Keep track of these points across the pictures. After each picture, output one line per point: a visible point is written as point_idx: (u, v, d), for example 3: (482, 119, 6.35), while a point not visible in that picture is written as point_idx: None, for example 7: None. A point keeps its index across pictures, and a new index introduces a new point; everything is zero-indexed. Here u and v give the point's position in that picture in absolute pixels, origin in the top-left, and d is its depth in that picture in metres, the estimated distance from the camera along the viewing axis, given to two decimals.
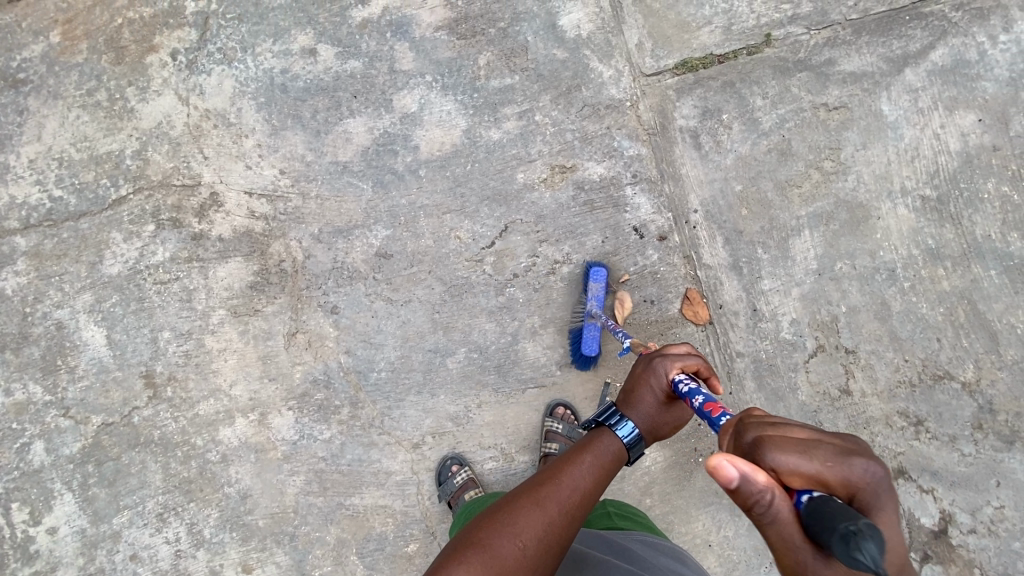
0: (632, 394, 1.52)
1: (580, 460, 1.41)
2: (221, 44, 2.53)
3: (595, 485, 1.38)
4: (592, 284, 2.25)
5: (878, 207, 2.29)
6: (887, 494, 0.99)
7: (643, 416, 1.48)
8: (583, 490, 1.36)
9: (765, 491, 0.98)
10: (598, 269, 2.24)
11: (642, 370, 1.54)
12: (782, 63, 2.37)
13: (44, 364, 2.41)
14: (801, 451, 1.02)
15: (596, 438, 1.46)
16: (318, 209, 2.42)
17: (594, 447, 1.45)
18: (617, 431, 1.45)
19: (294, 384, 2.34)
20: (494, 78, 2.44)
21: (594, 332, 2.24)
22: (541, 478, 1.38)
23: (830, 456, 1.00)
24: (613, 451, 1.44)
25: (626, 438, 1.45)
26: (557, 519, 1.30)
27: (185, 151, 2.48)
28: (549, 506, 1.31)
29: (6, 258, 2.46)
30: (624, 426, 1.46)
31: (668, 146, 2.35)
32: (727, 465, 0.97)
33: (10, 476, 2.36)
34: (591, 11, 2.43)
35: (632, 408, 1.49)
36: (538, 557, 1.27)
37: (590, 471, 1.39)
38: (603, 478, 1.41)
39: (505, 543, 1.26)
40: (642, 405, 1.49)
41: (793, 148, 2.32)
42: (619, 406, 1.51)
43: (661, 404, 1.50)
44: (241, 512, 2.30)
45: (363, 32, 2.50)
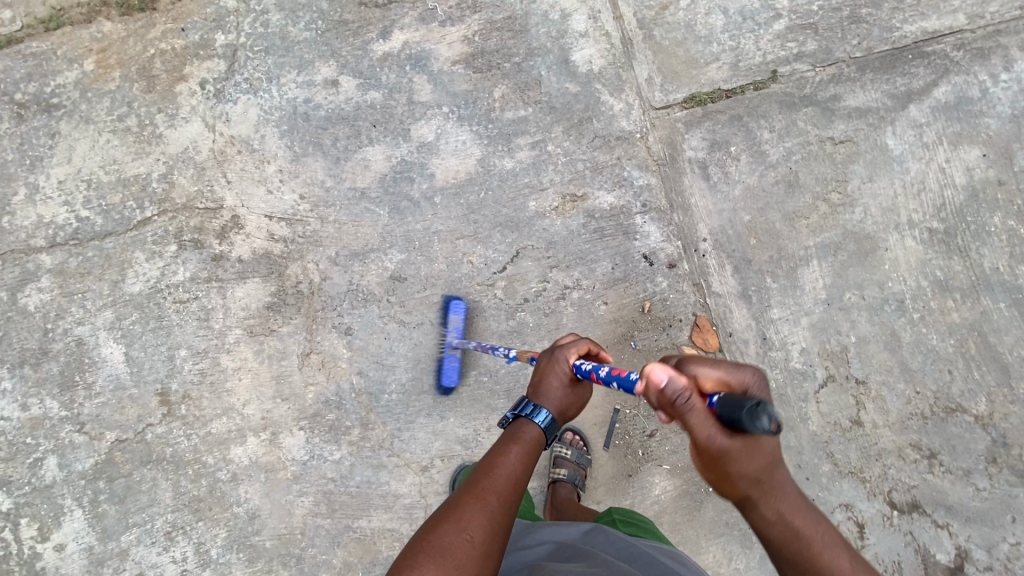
0: (540, 385, 1.61)
1: (507, 452, 1.48)
2: (248, 75, 2.64)
3: (525, 467, 1.45)
4: (452, 317, 2.38)
5: (886, 238, 2.32)
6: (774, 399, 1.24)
7: (554, 400, 1.57)
8: (515, 476, 1.42)
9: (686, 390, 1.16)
10: (457, 302, 2.37)
11: (544, 361, 1.64)
12: (788, 97, 2.44)
13: (62, 379, 2.46)
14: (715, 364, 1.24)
15: (518, 431, 1.53)
16: (335, 233, 2.48)
17: (517, 437, 1.53)
18: (536, 419, 1.53)
19: (306, 404, 2.36)
20: (509, 110, 2.53)
21: (453, 363, 2.36)
22: (474, 479, 1.41)
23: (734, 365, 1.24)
24: (534, 437, 1.52)
25: (545, 422, 1.53)
26: (498, 510, 1.34)
27: (210, 175, 2.58)
28: (489, 499, 1.35)
29: (32, 275, 2.54)
30: (541, 413, 1.54)
31: (677, 177, 2.40)
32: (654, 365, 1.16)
33: (21, 491, 2.39)
34: (602, 47, 2.53)
35: (542, 396, 1.58)
36: (488, 545, 1.29)
37: (519, 456, 1.47)
38: (531, 462, 1.49)
39: (453, 545, 1.26)
40: (549, 391, 1.59)
41: (800, 180, 2.37)
42: (529, 398, 1.59)
43: (566, 386, 1.62)
44: (248, 533, 2.29)
45: (384, 65, 2.61)
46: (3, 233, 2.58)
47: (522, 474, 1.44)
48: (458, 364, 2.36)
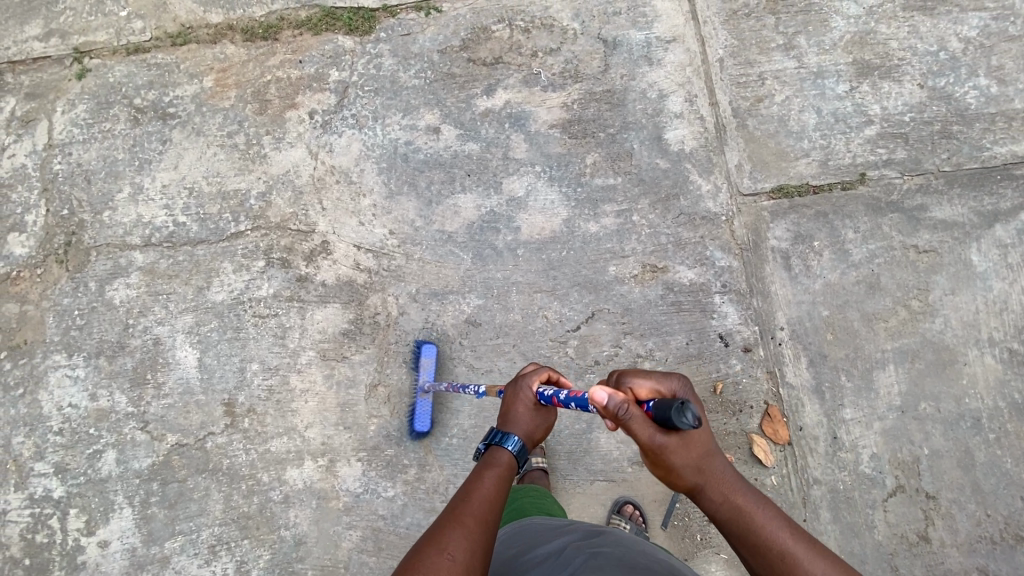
0: (507, 412, 1.66)
1: (482, 476, 1.54)
2: (355, 111, 2.80)
3: (499, 489, 1.51)
4: (424, 360, 2.39)
5: (965, 352, 2.32)
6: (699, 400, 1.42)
7: (521, 425, 1.63)
8: (490, 498, 1.47)
9: (625, 404, 1.38)
10: (428, 345, 2.40)
11: (508, 390, 1.71)
12: (875, 201, 2.50)
13: (134, 376, 2.52)
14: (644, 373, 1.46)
15: (490, 457, 1.59)
16: (418, 270, 2.56)
17: (491, 461, 1.58)
18: (505, 445, 1.58)
19: (367, 436, 2.38)
20: (599, 176, 2.61)
21: (425, 408, 2.36)
22: (455, 501, 1.47)
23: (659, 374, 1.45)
24: (506, 462, 1.57)
25: (515, 447, 1.58)
26: (475, 527, 1.39)
27: (306, 200, 2.69)
28: (466, 519, 1.40)
29: (122, 270, 2.65)
30: (509, 439, 1.59)
31: (759, 263, 2.44)
32: (596, 391, 1.38)
33: (76, 481, 2.42)
34: (696, 129, 2.63)
35: (509, 423, 1.64)
36: (471, 565, 1.32)
37: (493, 480, 1.52)
38: (506, 484, 1.54)
39: (435, 561, 1.30)
40: (515, 419, 1.64)
41: (881, 282, 2.41)
42: (497, 427, 1.65)
43: (533, 413, 1.67)
44: (292, 559, 2.29)
45: (485, 119, 2.74)
46: (103, 227, 2.70)
47: (497, 495, 1.50)
48: (429, 409, 2.35)
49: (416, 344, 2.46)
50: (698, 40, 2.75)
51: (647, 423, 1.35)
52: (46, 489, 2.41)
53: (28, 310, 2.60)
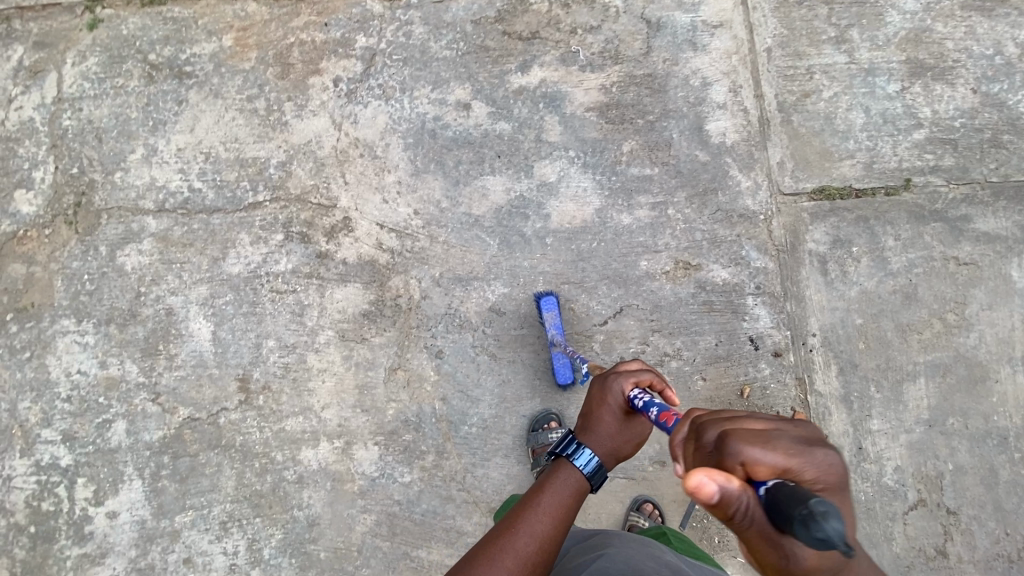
0: (591, 418, 1.60)
1: (536, 500, 1.50)
2: (382, 81, 2.65)
3: (553, 527, 1.45)
4: (546, 315, 2.32)
5: (997, 370, 2.28)
6: (841, 485, 1.04)
7: (602, 438, 1.56)
8: (540, 536, 1.43)
9: (745, 495, 0.98)
10: (548, 299, 2.31)
11: (598, 392, 1.61)
12: (918, 209, 2.42)
13: (145, 346, 2.44)
14: (764, 442, 1.03)
15: (559, 473, 1.53)
16: (443, 254, 2.48)
17: (553, 483, 1.52)
18: (576, 462, 1.52)
19: (385, 420, 2.34)
20: (635, 165, 2.51)
21: (563, 360, 2.30)
22: (502, 525, 1.47)
23: (790, 445, 1.03)
24: (573, 483, 1.51)
25: (587, 466, 1.52)
26: (516, 567, 1.39)
27: (328, 172, 2.58)
28: (508, 557, 1.40)
29: (134, 236, 2.53)
30: (583, 454, 1.52)
31: (795, 266, 2.38)
32: (707, 480, 0.96)
33: (85, 450, 2.36)
34: (738, 122, 2.53)
35: (591, 433, 1.57)
36: None
37: (548, 515, 1.47)
38: (563, 519, 1.48)
39: None
40: (599, 429, 1.57)
41: (919, 293, 2.35)
42: (577, 433, 1.58)
43: (619, 422, 1.58)
44: (304, 540, 2.26)
45: (518, 98, 2.61)
46: (114, 189, 2.58)
47: (549, 530, 1.45)
48: (568, 361, 2.28)
49: (537, 298, 2.39)
50: (746, 26, 2.61)
51: (779, 531, 0.96)
52: (53, 457, 2.36)
53: (34, 272, 2.50)
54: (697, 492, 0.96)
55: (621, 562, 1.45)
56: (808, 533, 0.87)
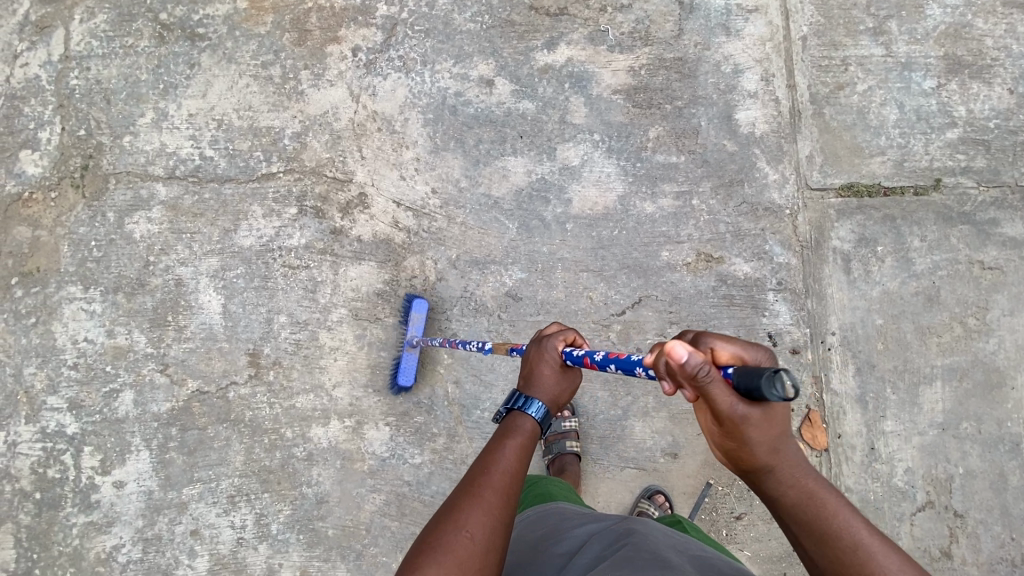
0: (531, 374, 1.49)
1: (502, 444, 1.37)
2: (403, 52, 2.54)
3: (521, 463, 1.35)
4: (414, 315, 2.28)
5: (1014, 376, 2.27)
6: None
7: (545, 388, 1.46)
8: (512, 470, 1.32)
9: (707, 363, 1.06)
10: (419, 300, 2.28)
11: (531, 349, 1.53)
12: (946, 210, 2.38)
13: (154, 316, 2.39)
14: (730, 337, 1.14)
15: (511, 425, 1.42)
16: (460, 235, 2.43)
17: (513, 427, 1.41)
18: (528, 411, 1.42)
19: (397, 401, 2.32)
20: (660, 153, 2.45)
21: (411, 362, 2.28)
22: (472, 473, 1.33)
23: (750, 341, 1.13)
24: (530, 430, 1.41)
25: (538, 414, 1.42)
26: (495, 502, 1.26)
27: (344, 145, 2.50)
28: (485, 491, 1.27)
29: (143, 203, 2.46)
30: (532, 404, 1.43)
31: (818, 263, 2.35)
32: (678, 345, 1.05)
33: (91, 419, 2.32)
34: (769, 112, 2.46)
35: (532, 385, 1.46)
36: (488, 545, 1.21)
37: (515, 451, 1.37)
38: (528, 457, 1.39)
39: (450, 538, 1.19)
40: (539, 381, 1.47)
41: (941, 296, 2.32)
42: (519, 389, 1.48)
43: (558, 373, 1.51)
44: (312, 516, 2.26)
45: (543, 76, 2.52)
46: (123, 153, 2.49)
47: (519, 466, 1.35)
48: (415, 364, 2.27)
49: (409, 296, 2.34)
50: (782, 12, 2.52)
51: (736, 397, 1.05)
52: (58, 424, 2.32)
53: (40, 235, 2.43)
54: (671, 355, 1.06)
55: (648, 554, 1.38)
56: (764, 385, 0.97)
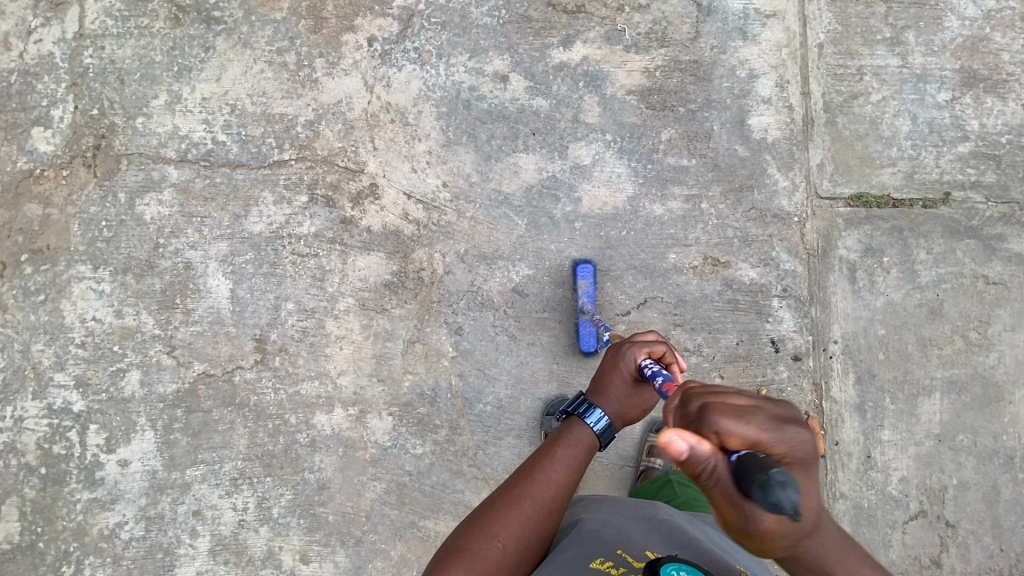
0: (602, 380, 1.63)
1: (549, 459, 1.52)
2: (418, 44, 2.54)
3: (566, 479, 1.50)
4: (581, 282, 2.34)
5: (1012, 391, 2.30)
6: (813, 464, 1.02)
7: (612, 401, 1.60)
8: (555, 486, 1.47)
9: (707, 456, 0.98)
10: (586, 267, 2.33)
11: (610, 359, 1.63)
12: (953, 224, 2.39)
13: (162, 298, 2.41)
14: (741, 416, 1.02)
15: (573, 428, 1.57)
16: (469, 230, 2.44)
17: (567, 437, 1.56)
18: (587, 420, 1.56)
19: (401, 392, 2.34)
20: (672, 155, 2.45)
21: (588, 329, 2.33)
22: (515, 479, 1.49)
23: (766, 422, 1.01)
24: (585, 439, 1.56)
25: (597, 425, 1.56)
26: (533, 517, 1.42)
27: (357, 135, 2.50)
28: (524, 504, 1.43)
29: (155, 185, 2.47)
30: (594, 413, 1.57)
31: (824, 272, 2.36)
32: (677, 438, 0.97)
33: (97, 397, 2.34)
34: (782, 119, 2.46)
35: (602, 395, 1.60)
36: (518, 554, 1.38)
37: (561, 466, 1.51)
38: (575, 474, 1.52)
39: (484, 545, 1.37)
40: (611, 392, 1.60)
41: (944, 309, 2.34)
42: (590, 394, 1.62)
43: (629, 388, 1.61)
44: (314, 501, 2.29)
45: (558, 74, 2.52)
46: (135, 134, 2.50)
47: (564, 480, 1.49)
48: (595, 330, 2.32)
49: (573, 264, 2.40)
50: (800, 19, 2.52)
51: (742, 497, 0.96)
52: (65, 401, 2.33)
53: (51, 213, 2.43)
54: (666, 447, 0.98)
55: (612, 527, 1.44)
56: (765, 499, 0.90)
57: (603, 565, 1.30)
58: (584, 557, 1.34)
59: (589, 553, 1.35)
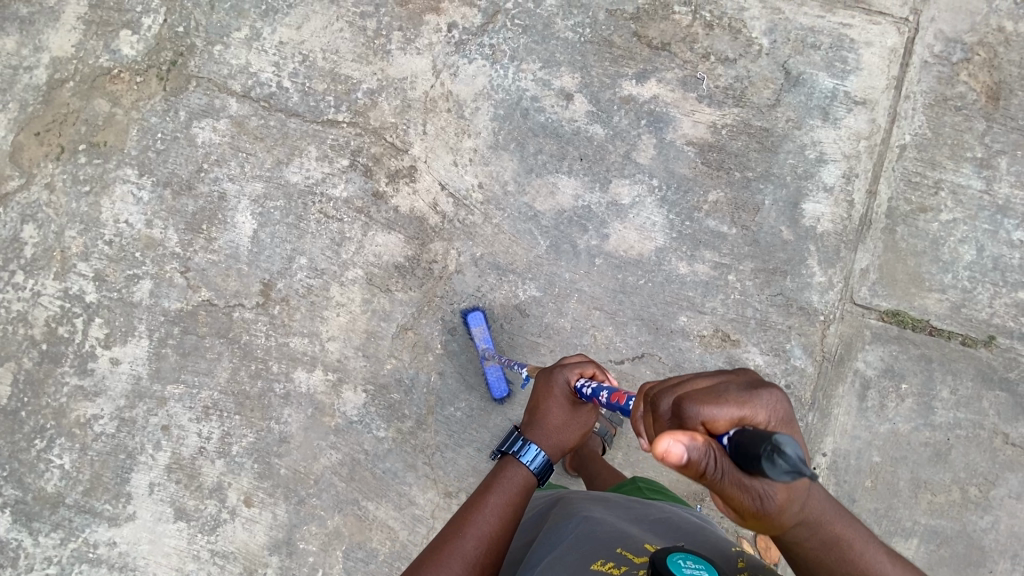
0: (537, 410, 1.60)
1: (483, 504, 1.49)
2: (496, 42, 2.53)
3: (498, 528, 1.45)
4: (475, 330, 2.33)
5: (996, 560, 2.15)
6: (787, 418, 1.14)
7: (548, 430, 1.57)
8: (486, 538, 1.43)
9: (709, 450, 1.00)
10: (474, 314, 2.32)
11: (543, 384, 1.61)
12: (988, 370, 2.24)
13: (191, 221, 2.50)
14: (715, 399, 1.10)
15: (505, 470, 1.54)
16: (491, 236, 2.43)
17: (500, 482, 1.52)
18: (522, 458, 1.52)
19: (381, 372, 2.38)
20: (713, 218, 2.37)
21: (497, 374, 2.32)
22: (447, 533, 1.46)
23: (737, 395, 1.12)
24: (520, 480, 1.52)
25: (532, 463, 1.52)
26: (462, 573, 1.39)
27: (411, 115, 2.52)
28: (453, 561, 1.40)
29: (213, 112, 2.56)
30: (529, 450, 1.53)
31: (834, 380, 2.25)
32: (673, 445, 0.98)
33: (109, 294, 2.47)
34: (838, 213, 2.34)
35: (535, 428, 1.57)
36: None
37: (494, 515, 1.47)
38: (509, 519, 1.48)
39: None
40: (545, 423, 1.58)
41: (950, 455, 2.20)
42: (522, 429, 1.58)
43: (565, 412, 1.59)
44: (271, 451, 2.35)
45: (623, 106, 2.47)
46: (210, 60, 2.59)
47: (495, 531, 1.45)
48: (502, 374, 2.31)
49: (461, 315, 2.38)
50: (889, 114, 2.38)
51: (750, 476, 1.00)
52: (80, 289, 2.47)
53: (116, 113, 2.56)
54: (668, 456, 0.98)
55: (611, 527, 1.45)
56: (774, 469, 0.88)
57: (603, 566, 1.31)
58: (583, 561, 1.33)
59: (589, 555, 1.35)
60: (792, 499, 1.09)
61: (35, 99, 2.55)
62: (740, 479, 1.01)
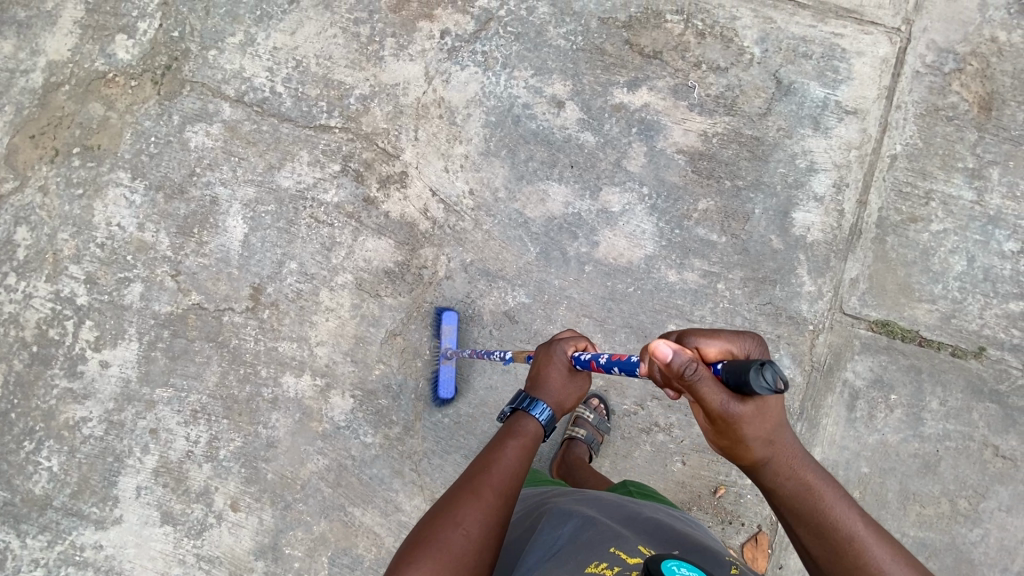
0: (539, 376, 1.60)
1: (504, 445, 1.50)
2: (488, 49, 2.53)
3: (522, 462, 1.47)
4: (444, 328, 2.32)
5: (984, 573, 2.14)
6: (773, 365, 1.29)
7: (552, 393, 1.57)
8: (512, 472, 1.44)
9: (692, 360, 1.20)
10: (449, 313, 2.32)
11: (542, 353, 1.62)
12: (978, 382, 2.23)
13: (182, 224, 2.51)
14: (711, 333, 1.28)
15: (517, 424, 1.54)
16: (481, 242, 2.43)
17: (515, 429, 1.54)
18: (532, 412, 1.53)
19: (369, 377, 2.38)
20: (703, 226, 2.37)
21: (448, 374, 2.32)
22: (470, 474, 1.44)
23: (730, 334, 1.29)
24: (532, 432, 1.53)
25: (541, 417, 1.53)
26: (495, 501, 1.38)
27: (403, 121, 2.53)
28: (484, 491, 1.38)
29: (207, 116, 2.57)
30: (538, 407, 1.54)
31: (823, 390, 2.24)
32: (660, 343, 1.21)
33: (100, 296, 2.47)
34: (829, 222, 2.34)
35: (539, 388, 1.58)
36: (484, 540, 1.33)
37: (515, 451, 1.49)
38: (528, 458, 1.50)
39: (449, 534, 1.31)
40: (548, 385, 1.58)
41: (939, 466, 2.18)
42: (527, 389, 1.59)
43: (565, 377, 1.59)
44: (258, 455, 2.35)
45: (614, 114, 2.47)
46: (204, 65, 2.60)
47: (520, 465, 1.47)
48: (453, 375, 2.31)
49: (436, 311, 2.39)
50: (880, 124, 2.38)
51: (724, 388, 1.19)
52: (71, 292, 2.48)
53: (110, 117, 2.57)
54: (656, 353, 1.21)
55: (605, 529, 1.43)
56: (754, 378, 1.08)
57: (597, 568, 1.28)
58: (576, 565, 1.31)
59: (582, 558, 1.32)
60: (760, 425, 1.24)
61: (30, 102, 2.57)
62: (712, 390, 1.20)
